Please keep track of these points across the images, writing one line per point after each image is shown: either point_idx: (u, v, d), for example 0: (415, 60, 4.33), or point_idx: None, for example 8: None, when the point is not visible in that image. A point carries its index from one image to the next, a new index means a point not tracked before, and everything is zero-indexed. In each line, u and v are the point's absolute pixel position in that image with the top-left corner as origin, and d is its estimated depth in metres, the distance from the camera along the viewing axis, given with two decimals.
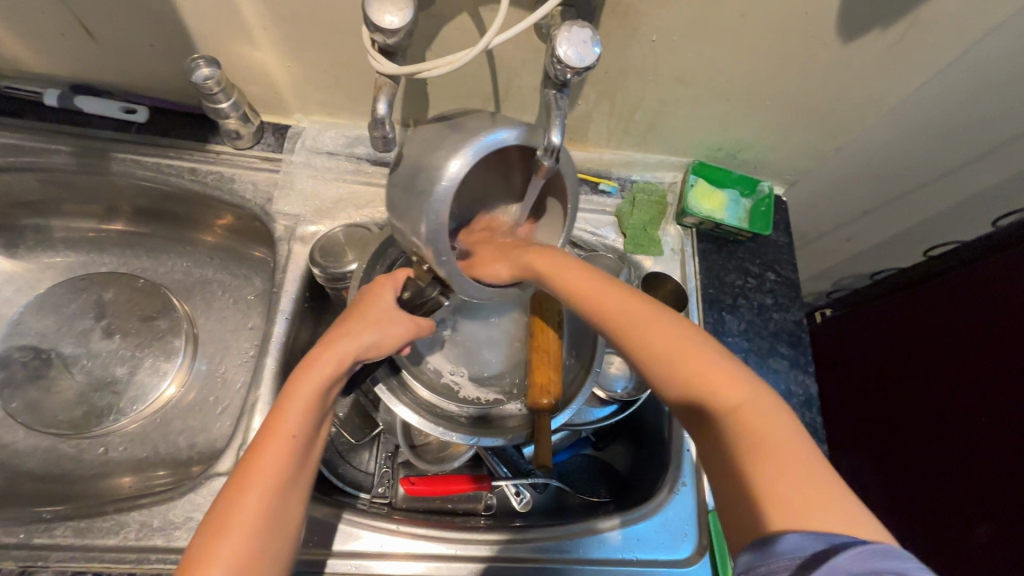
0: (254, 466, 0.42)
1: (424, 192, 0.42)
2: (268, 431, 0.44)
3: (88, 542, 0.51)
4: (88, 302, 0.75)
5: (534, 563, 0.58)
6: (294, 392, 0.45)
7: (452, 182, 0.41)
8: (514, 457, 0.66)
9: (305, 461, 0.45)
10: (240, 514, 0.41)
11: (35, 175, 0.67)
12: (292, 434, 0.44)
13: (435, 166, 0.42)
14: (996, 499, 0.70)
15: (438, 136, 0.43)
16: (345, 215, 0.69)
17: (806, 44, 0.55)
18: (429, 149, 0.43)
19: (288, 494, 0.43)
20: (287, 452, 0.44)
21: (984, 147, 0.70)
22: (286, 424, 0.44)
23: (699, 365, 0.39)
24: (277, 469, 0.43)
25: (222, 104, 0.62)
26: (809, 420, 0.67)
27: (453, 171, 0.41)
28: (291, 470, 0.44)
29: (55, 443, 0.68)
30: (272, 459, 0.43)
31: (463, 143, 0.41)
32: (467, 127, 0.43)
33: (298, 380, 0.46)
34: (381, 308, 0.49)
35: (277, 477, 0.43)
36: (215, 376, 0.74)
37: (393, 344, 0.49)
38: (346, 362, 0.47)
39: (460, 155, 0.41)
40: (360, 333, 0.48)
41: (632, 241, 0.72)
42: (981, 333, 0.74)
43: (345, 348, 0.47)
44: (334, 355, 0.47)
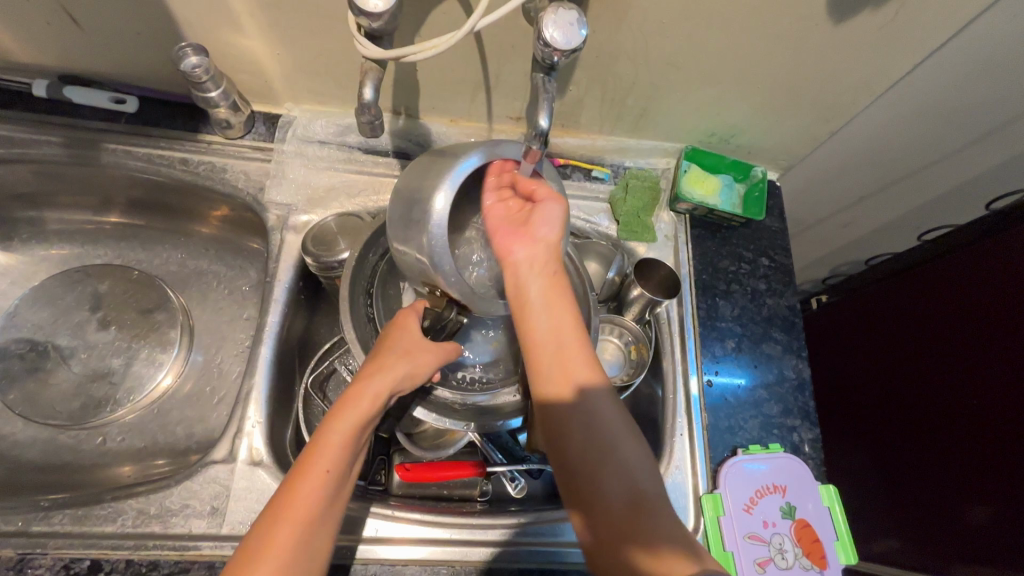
0: (288, 499, 0.42)
1: (420, 220, 0.43)
2: (301, 468, 0.44)
3: (86, 529, 0.52)
4: (83, 295, 0.75)
5: (530, 546, 0.59)
6: (332, 427, 0.46)
7: (441, 213, 0.43)
8: (509, 444, 0.68)
9: (338, 496, 0.44)
10: (273, 550, 0.40)
11: (26, 168, 0.67)
12: (326, 468, 0.44)
13: (422, 200, 0.44)
14: (990, 479, 0.70)
15: (427, 169, 0.45)
16: (338, 204, 0.69)
17: (799, 25, 0.54)
18: (417, 185, 0.45)
19: (320, 527, 0.43)
20: (320, 488, 0.43)
21: (979, 129, 0.70)
22: (321, 458, 0.44)
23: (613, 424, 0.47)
24: (312, 505, 0.42)
25: (211, 93, 0.61)
26: (802, 404, 0.67)
27: (438, 205, 0.43)
28: (324, 504, 0.43)
29: (54, 434, 0.68)
30: (306, 492, 0.43)
31: (440, 179, 0.43)
32: (447, 157, 0.45)
33: (337, 415, 0.46)
34: (410, 339, 0.50)
35: (310, 513, 0.42)
36: (212, 366, 0.75)
37: (425, 373, 0.50)
38: (380, 397, 0.48)
39: (442, 187, 0.43)
40: (394, 365, 0.48)
41: (625, 228, 0.72)
42: (977, 319, 0.74)
43: (379, 381, 0.48)
44: (370, 388, 0.47)
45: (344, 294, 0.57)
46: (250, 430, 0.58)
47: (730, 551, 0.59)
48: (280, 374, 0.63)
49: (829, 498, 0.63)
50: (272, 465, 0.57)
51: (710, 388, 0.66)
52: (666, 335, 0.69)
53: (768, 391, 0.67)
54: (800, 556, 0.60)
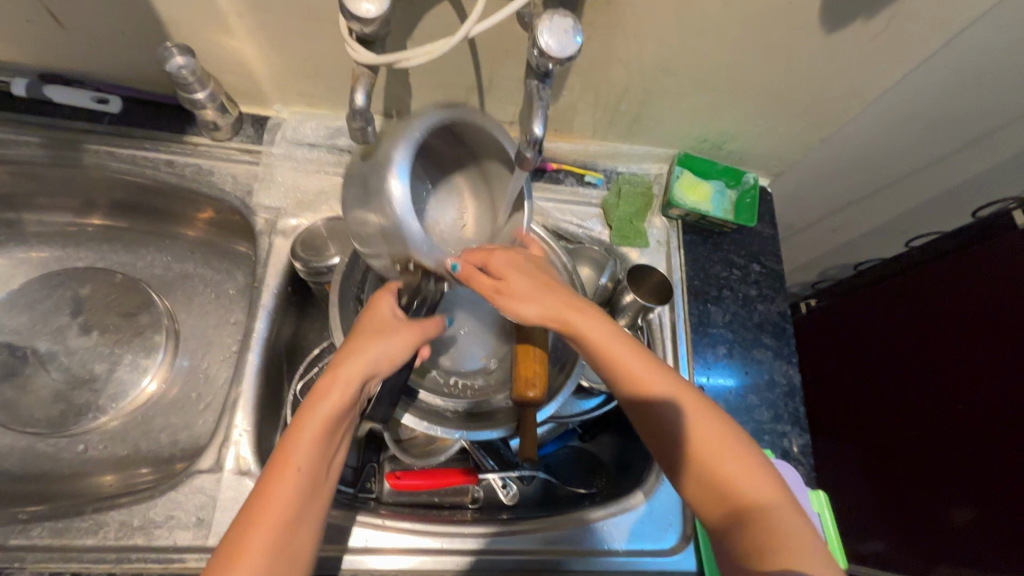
0: (262, 498, 0.41)
1: (375, 190, 0.43)
2: (273, 466, 0.42)
3: (65, 542, 0.50)
4: (63, 298, 0.73)
5: (521, 554, 0.58)
6: (302, 418, 0.44)
7: (400, 195, 0.42)
8: (501, 449, 0.65)
9: (314, 489, 0.43)
10: (249, 550, 0.39)
11: (5, 168, 0.65)
12: (297, 464, 0.42)
13: (375, 190, 0.43)
14: (976, 483, 0.71)
15: (370, 158, 0.44)
16: (327, 208, 0.68)
17: (791, 35, 0.54)
18: (367, 175, 0.44)
19: (298, 525, 0.41)
20: (293, 484, 0.42)
21: (965, 138, 0.71)
22: (292, 454, 0.43)
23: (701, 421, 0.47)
24: (287, 502, 0.41)
25: (198, 94, 0.60)
26: (792, 409, 0.67)
27: (395, 189, 0.42)
28: (299, 500, 0.42)
29: (33, 442, 0.66)
30: (279, 490, 0.41)
31: (386, 166, 0.42)
32: (387, 141, 0.44)
33: (308, 406, 0.45)
34: (380, 320, 0.49)
35: (286, 510, 0.41)
36: (198, 372, 0.73)
37: (399, 354, 0.48)
38: (354, 382, 0.46)
39: (393, 173, 0.42)
40: (364, 348, 0.47)
41: (618, 233, 0.72)
42: (962, 324, 0.75)
43: (349, 367, 0.46)
44: (340, 375, 0.45)
45: (333, 301, 0.56)
46: (237, 439, 0.57)
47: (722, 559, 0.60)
48: (267, 381, 0.61)
49: (818, 504, 0.63)
50: (260, 474, 0.56)
51: None
52: (659, 342, 0.68)
53: (759, 397, 0.67)
54: None
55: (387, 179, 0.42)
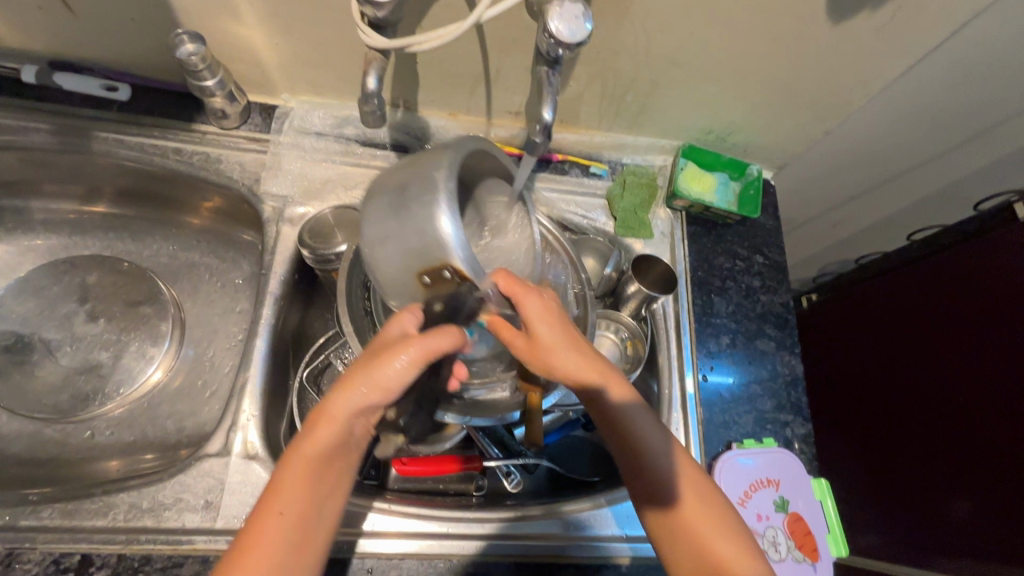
0: (245, 543, 0.40)
1: (416, 203, 0.42)
2: (260, 508, 0.41)
3: (76, 523, 0.51)
4: (71, 286, 0.73)
5: (526, 540, 0.58)
6: (291, 456, 0.43)
7: (455, 223, 0.42)
8: (504, 437, 0.66)
9: (302, 530, 0.41)
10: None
11: (14, 155, 0.65)
12: (280, 508, 0.41)
13: (422, 226, 0.42)
14: (976, 475, 0.72)
15: (397, 205, 0.44)
16: (334, 196, 0.68)
17: (796, 26, 0.55)
18: (398, 220, 0.43)
19: (284, 570, 0.40)
20: (276, 528, 0.40)
21: (968, 132, 0.72)
22: (277, 495, 0.41)
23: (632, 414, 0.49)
24: (270, 547, 0.40)
25: (207, 82, 0.60)
26: (795, 399, 0.68)
27: (448, 218, 0.41)
28: (283, 543, 0.40)
29: (41, 428, 0.67)
30: (262, 535, 0.40)
31: (431, 200, 0.42)
32: (413, 182, 0.44)
33: (297, 444, 0.43)
34: (378, 348, 0.45)
35: (274, 551, 0.40)
36: (203, 360, 0.74)
37: (395, 383, 0.44)
38: (344, 416, 0.43)
39: (441, 205, 0.41)
40: (355, 381, 0.44)
41: (622, 224, 0.72)
42: (962, 316, 0.76)
43: (339, 401, 0.43)
44: (329, 410, 0.43)
45: (341, 286, 0.57)
46: (245, 423, 0.57)
47: None
48: (275, 368, 0.62)
49: (820, 492, 0.64)
50: (267, 458, 0.56)
51: (705, 384, 0.67)
52: (662, 331, 0.69)
53: (762, 386, 0.68)
54: (792, 549, 0.60)
55: (440, 192, 0.42)
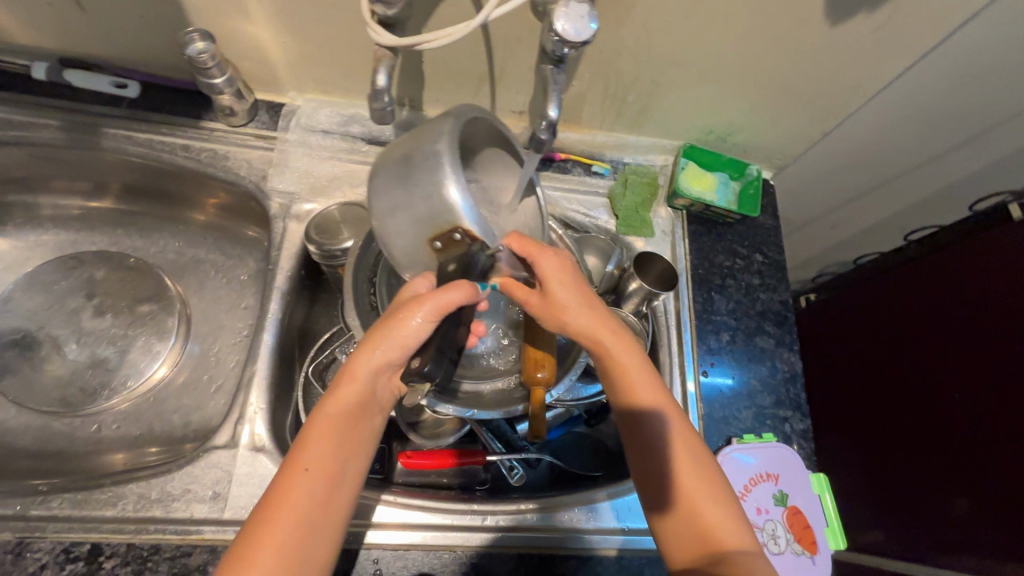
0: (272, 500, 0.41)
1: (422, 169, 0.44)
2: (285, 467, 0.43)
3: (85, 513, 0.51)
4: (78, 281, 0.74)
5: (529, 532, 0.59)
6: (315, 418, 0.45)
7: (463, 194, 0.43)
8: (504, 429, 0.68)
9: (327, 486, 0.43)
10: (264, 549, 0.39)
11: (23, 151, 0.66)
12: (304, 465, 0.42)
13: (431, 196, 0.44)
14: (974, 471, 0.73)
15: (404, 173, 0.45)
16: (340, 193, 0.69)
17: (795, 27, 0.56)
18: (407, 190, 0.45)
19: (313, 522, 0.41)
20: (302, 483, 0.42)
21: (964, 134, 0.73)
22: (302, 453, 0.43)
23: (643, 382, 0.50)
24: (298, 501, 0.41)
25: (215, 79, 0.61)
26: (794, 395, 0.69)
27: (457, 189, 0.43)
28: (311, 497, 0.42)
29: (48, 421, 0.68)
30: (290, 491, 0.41)
31: (438, 171, 0.43)
32: (418, 152, 0.45)
33: (321, 406, 0.45)
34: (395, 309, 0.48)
35: (301, 505, 0.41)
36: (209, 355, 0.74)
37: (413, 338, 0.46)
38: (365, 374, 0.46)
39: (450, 176, 0.43)
40: (376, 340, 0.46)
41: (624, 222, 0.74)
42: (959, 314, 0.77)
43: (360, 360, 0.46)
44: (351, 370, 0.46)
45: (347, 281, 0.58)
46: (252, 416, 0.58)
47: None
48: (281, 362, 0.63)
49: (818, 485, 0.65)
50: (274, 450, 0.57)
51: (705, 380, 0.68)
52: (663, 327, 0.70)
53: (762, 382, 0.69)
54: (791, 542, 0.61)
55: (447, 164, 0.43)
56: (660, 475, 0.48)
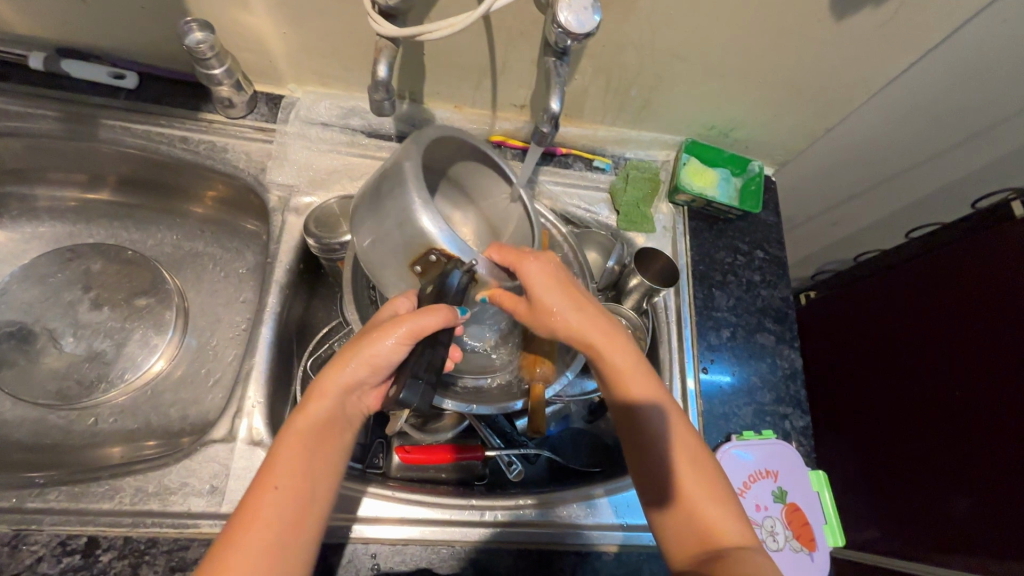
0: (241, 517, 0.39)
1: (391, 198, 0.46)
2: (254, 485, 0.41)
3: (82, 506, 0.51)
4: (75, 273, 0.73)
5: (528, 528, 0.59)
6: (286, 434, 0.44)
7: (433, 216, 0.45)
8: (506, 428, 0.67)
9: (298, 505, 0.41)
10: (232, 571, 0.37)
11: (19, 141, 0.66)
12: (273, 482, 0.41)
13: (403, 224, 0.46)
14: (974, 469, 0.73)
15: (376, 208, 0.47)
16: (340, 186, 0.69)
17: (800, 22, 0.56)
18: (381, 223, 0.47)
19: (281, 543, 0.39)
20: (272, 501, 0.40)
21: (968, 131, 0.72)
22: (271, 470, 0.42)
23: (635, 380, 0.49)
24: (268, 518, 0.40)
25: (214, 70, 0.61)
26: (794, 392, 0.69)
27: (426, 214, 0.45)
28: (282, 515, 0.40)
29: (44, 414, 0.67)
30: (259, 509, 0.40)
31: (405, 199, 0.45)
32: (386, 185, 0.47)
33: (292, 422, 0.44)
34: (370, 325, 0.48)
35: (270, 525, 0.39)
36: (207, 349, 0.74)
37: (387, 356, 0.46)
38: (337, 390, 0.46)
39: (417, 203, 0.45)
40: (349, 355, 0.46)
41: (625, 218, 0.73)
42: (960, 311, 0.77)
43: (334, 375, 0.46)
44: (322, 387, 0.46)
45: (346, 275, 0.58)
46: (250, 409, 0.58)
47: None
48: (280, 356, 0.62)
49: (818, 483, 0.65)
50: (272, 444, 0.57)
51: (705, 376, 0.68)
52: (663, 323, 0.70)
53: (762, 379, 0.69)
54: (790, 539, 0.61)
55: (412, 189, 0.45)
56: (656, 471, 0.47)
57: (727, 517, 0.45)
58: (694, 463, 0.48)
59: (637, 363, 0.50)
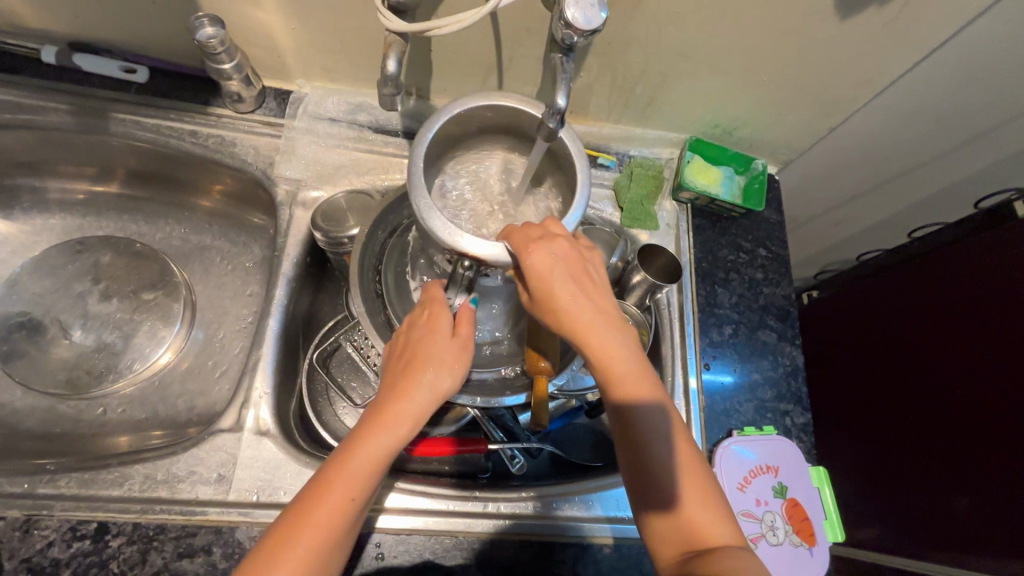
0: (311, 523, 0.40)
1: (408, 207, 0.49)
2: (327, 492, 0.41)
3: (92, 493, 0.52)
4: (84, 265, 0.74)
5: (529, 519, 0.60)
6: (364, 444, 0.43)
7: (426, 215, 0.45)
8: (509, 422, 0.67)
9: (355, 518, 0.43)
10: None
11: (31, 134, 0.66)
12: (351, 496, 0.42)
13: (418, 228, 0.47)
14: (976, 469, 0.73)
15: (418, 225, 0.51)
16: (347, 181, 0.69)
17: (805, 20, 0.56)
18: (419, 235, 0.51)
19: (335, 553, 0.41)
20: (344, 515, 0.41)
21: (972, 131, 0.73)
22: (349, 481, 0.42)
23: (631, 377, 0.47)
24: (333, 529, 0.41)
25: (224, 65, 0.61)
26: (795, 389, 0.69)
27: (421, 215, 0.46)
28: (345, 528, 0.42)
29: (54, 404, 0.68)
30: (330, 519, 0.41)
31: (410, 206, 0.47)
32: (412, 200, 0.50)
33: (372, 432, 0.43)
34: (458, 351, 0.48)
35: (332, 535, 0.41)
36: (214, 341, 0.75)
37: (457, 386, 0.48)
38: (420, 414, 0.45)
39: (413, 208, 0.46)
40: (438, 380, 0.46)
41: (629, 215, 0.74)
42: (960, 311, 0.77)
43: (420, 397, 0.45)
44: (411, 406, 0.45)
45: (353, 268, 0.58)
46: (257, 400, 0.59)
47: None
48: (287, 348, 0.63)
49: (818, 479, 0.65)
50: (278, 435, 0.57)
51: (707, 372, 0.68)
52: (665, 321, 0.71)
53: (763, 376, 0.69)
54: (790, 534, 0.62)
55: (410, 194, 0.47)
56: (649, 472, 0.46)
57: (720, 523, 0.44)
58: (689, 465, 0.47)
59: (634, 358, 0.48)
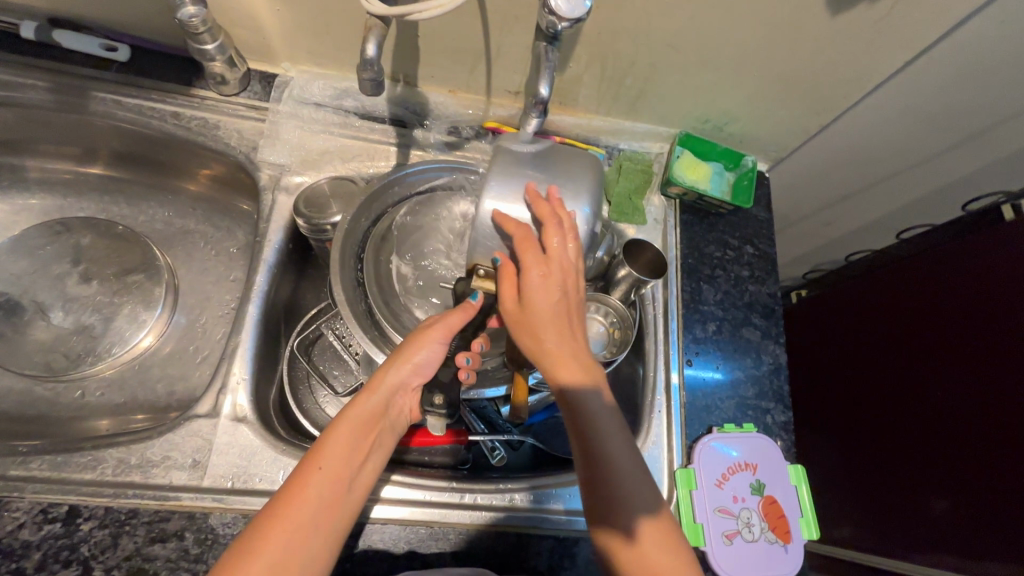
0: (286, 497, 0.42)
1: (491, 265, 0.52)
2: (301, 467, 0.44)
3: (64, 476, 0.51)
4: (64, 247, 0.73)
5: (507, 511, 0.60)
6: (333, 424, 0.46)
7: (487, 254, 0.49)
8: (492, 415, 0.68)
9: (337, 491, 0.43)
10: (269, 544, 0.39)
11: (10, 111, 0.65)
12: (318, 464, 0.43)
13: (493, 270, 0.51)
14: (952, 471, 0.73)
15: None
16: (331, 168, 0.69)
17: (796, 15, 0.55)
18: None
19: (317, 525, 0.41)
20: (316, 484, 0.42)
21: (962, 133, 0.72)
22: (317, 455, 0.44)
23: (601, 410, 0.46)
24: (308, 498, 0.42)
25: (207, 46, 0.60)
26: (777, 387, 0.69)
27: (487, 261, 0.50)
28: (322, 499, 0.42)
29: (31, 385, 0.67)
30: (302, 490, 0.42)
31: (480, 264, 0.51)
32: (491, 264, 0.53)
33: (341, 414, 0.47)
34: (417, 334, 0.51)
35: (308, 503, 0.41)
36: (195, 327, 0.74)
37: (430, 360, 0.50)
38: (384, 391, 0.48)
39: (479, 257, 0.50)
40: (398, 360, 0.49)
41: (616, 209, 0.73)
42: (945, 314, 0.77)
43: (383, 377, 0.48)
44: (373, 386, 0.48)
45: (335, 255, 0.57)
46: (235, 386, 0.58)
47: (702, 524, 0.61)
48: (267, 335, 0.63)
49: (796, 477, 0.65)
50: (255, 422, 0.57)
51: (689, 368, 0.68)
52: (650, 317, 0.70)
53: (745, 373, 0.69)
54: (765, 531, 0.62)
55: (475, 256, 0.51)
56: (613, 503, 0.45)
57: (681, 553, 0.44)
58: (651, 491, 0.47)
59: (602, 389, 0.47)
